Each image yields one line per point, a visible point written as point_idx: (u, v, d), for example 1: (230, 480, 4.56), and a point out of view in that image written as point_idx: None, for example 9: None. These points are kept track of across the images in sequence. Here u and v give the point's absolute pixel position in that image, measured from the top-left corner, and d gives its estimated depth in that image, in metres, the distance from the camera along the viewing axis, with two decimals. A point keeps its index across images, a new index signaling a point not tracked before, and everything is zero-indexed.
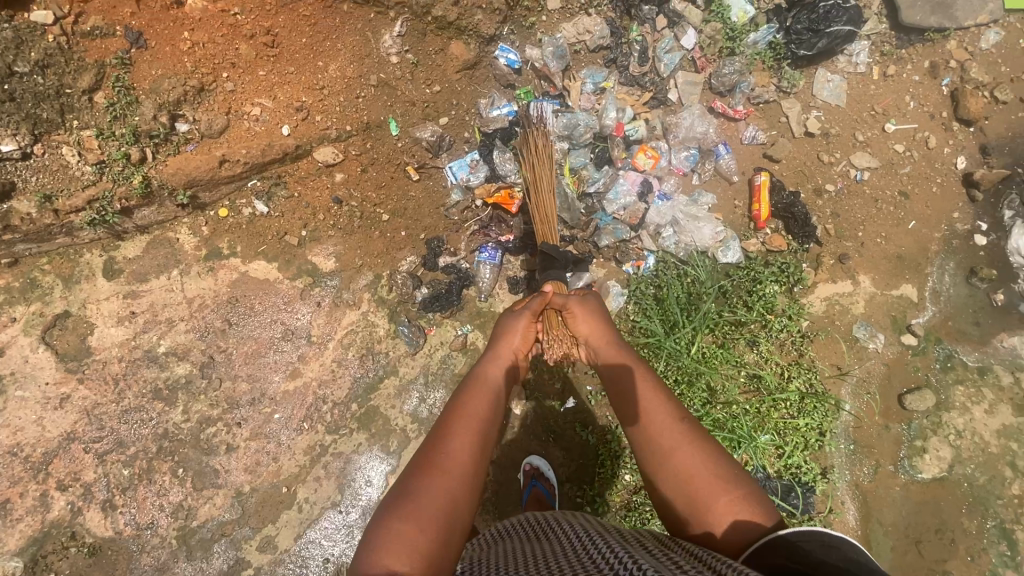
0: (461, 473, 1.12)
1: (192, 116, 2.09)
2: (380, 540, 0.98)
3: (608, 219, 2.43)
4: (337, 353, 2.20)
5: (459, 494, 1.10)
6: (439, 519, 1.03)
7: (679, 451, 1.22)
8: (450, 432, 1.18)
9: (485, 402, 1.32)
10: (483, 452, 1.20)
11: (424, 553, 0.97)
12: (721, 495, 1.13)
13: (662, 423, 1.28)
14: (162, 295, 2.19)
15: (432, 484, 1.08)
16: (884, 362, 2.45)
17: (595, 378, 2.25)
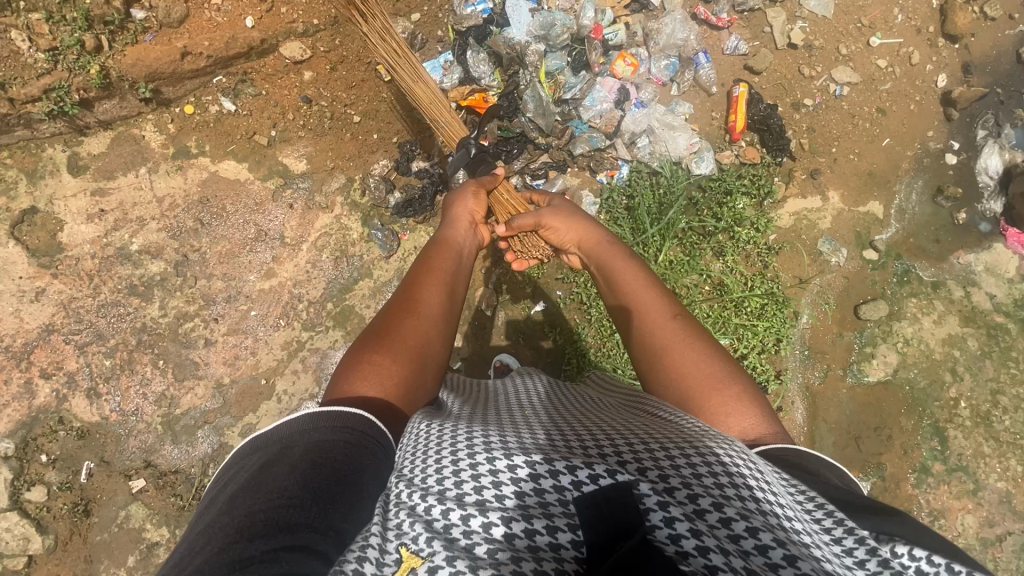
0: (433, 318, 1.18)
1: (149, 3, 1.99)
2: (356, 365, 1.04)
3: (584, 127, 2.40)
4: (312, 254, 2.23)
5: (431, 335, 1.15)
6: (413, 348, 1.10)
7: (677, 348, 1.19)
8: (420, 286, 1.25)
9: (454, 264, 1.38)
10: (452, 303, 1.26)
11: (402, 375, 1.04)
12: (717, 394, 1.09)
13: (659, 320, 1.25)
14: (131, 194, 2.17)
15: (407, 324, 1.14)
16: (845, 275, 2.55)
17: (564, 284, 2.35)
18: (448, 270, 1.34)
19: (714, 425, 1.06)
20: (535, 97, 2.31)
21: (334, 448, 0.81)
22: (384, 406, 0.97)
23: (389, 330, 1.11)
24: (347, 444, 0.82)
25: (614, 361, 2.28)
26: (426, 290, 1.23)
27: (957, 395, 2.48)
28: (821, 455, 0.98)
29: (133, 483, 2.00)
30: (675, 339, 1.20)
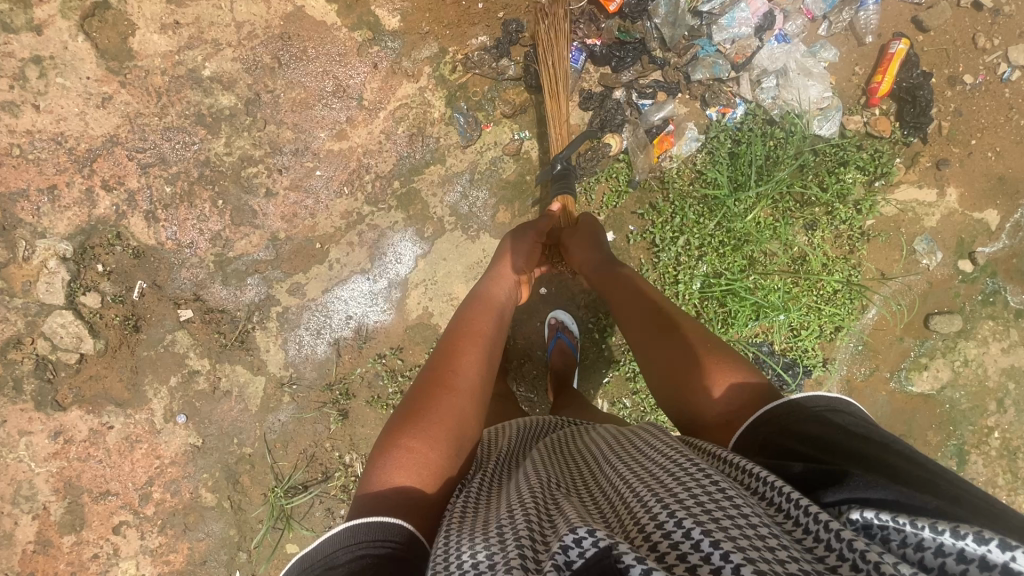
0: (468, 392, 1.23)
1: None
2: (393, 448, 1.06)
3: (710, 50, 2.13)
4: (388, 125, 2.09)
5: (467, 411, 1.20)
6: (445, 426, 1.13)
7: (660, 338, 1.38)
8: (456, 355, 1.31)
9: (489, 325, 1.48)
10: (486, 375, 1.32)
11: (436, 462, 1.06)
12: (703, 365, 1.23)
13: (643, 315, 1.48)
14: (209, 11, 1.98)
15: (443, 399, 1.18)
16: (929, 281, 2.38)
17: (639, 221, 2.20)
18: (484, 338, 1.41)
19: (707, 395, 1.18)
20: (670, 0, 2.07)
21: (379, 558, 0.85)
22: (417, 498, 0.99)
23: (426, 405, 1.16)
24: (390, 555, 0.86)
25: None
26: (460, 361, 1.30)
27: (994, 424, 2.43)
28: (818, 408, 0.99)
29: (182, 312, 2.05)
30: (658, 333, 1.40)
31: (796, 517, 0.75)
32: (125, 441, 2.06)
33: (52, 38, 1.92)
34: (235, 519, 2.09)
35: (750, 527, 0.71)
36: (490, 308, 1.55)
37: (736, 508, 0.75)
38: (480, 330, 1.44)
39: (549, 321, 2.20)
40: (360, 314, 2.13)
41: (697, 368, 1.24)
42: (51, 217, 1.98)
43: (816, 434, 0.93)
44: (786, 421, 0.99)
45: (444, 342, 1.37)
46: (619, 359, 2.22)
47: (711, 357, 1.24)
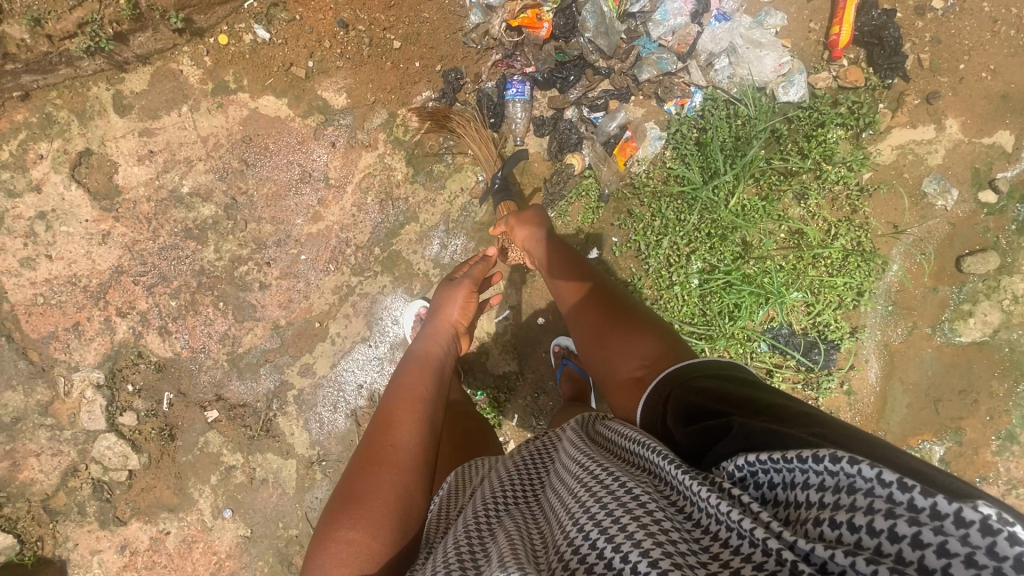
0: (412, 465, 1.18)
1: None
2: (332, 545, 1.01)
3: (652, 48, 2.08)
4: (357, 197, 2.16)
5: (414, 484, 1.15)
6: (389, 506, 1.09)
7: (600, 302, 1.48)
8: (393, 425, 1.26)
9: (426, 386, 1.43)
10: (430, 441, 1.27)
11: (382, 546, 1.02)
12: (627, 334, 1.35)
13: (585, 289, 1.56)
14: (176, 134, 2.13)
15: (380, 478, 1.13)
16: (950, 222, 2.20)
17: (621, 230, 2.15)
18: (423, 400, 1.37)
19: (625, 355, 1.31)
20: (596, 12, 2.01)
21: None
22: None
23: (363, 488, 1.11)
24: None
25: (672, 315, 2.12)
26: (398, 429, 1.25)
27: None
28: (723, 367, 1.11)
29: (208, 413, 2.17)
30: (593, 301, 1.50)
31: (688, 494, 0.75)
32: (183, 542, 2.19)
33: (50, 192, 2.11)
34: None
35: (660, 532, 0.68)
36: (427, 365, 1.52)
37: (643, 510, 0.72)
38: (418, 391, 1.39)
39: (553, 349, 2.18)
40: (370, 381, 2.19)
41: (627, 334, 1.35)
42: (80, 351, 2.15)
43: (725, 394, 0.99)
44: (691, 375, 1.11)
45: (379, 412, 1.32)
46: None
47: (644, 327, 1.36)
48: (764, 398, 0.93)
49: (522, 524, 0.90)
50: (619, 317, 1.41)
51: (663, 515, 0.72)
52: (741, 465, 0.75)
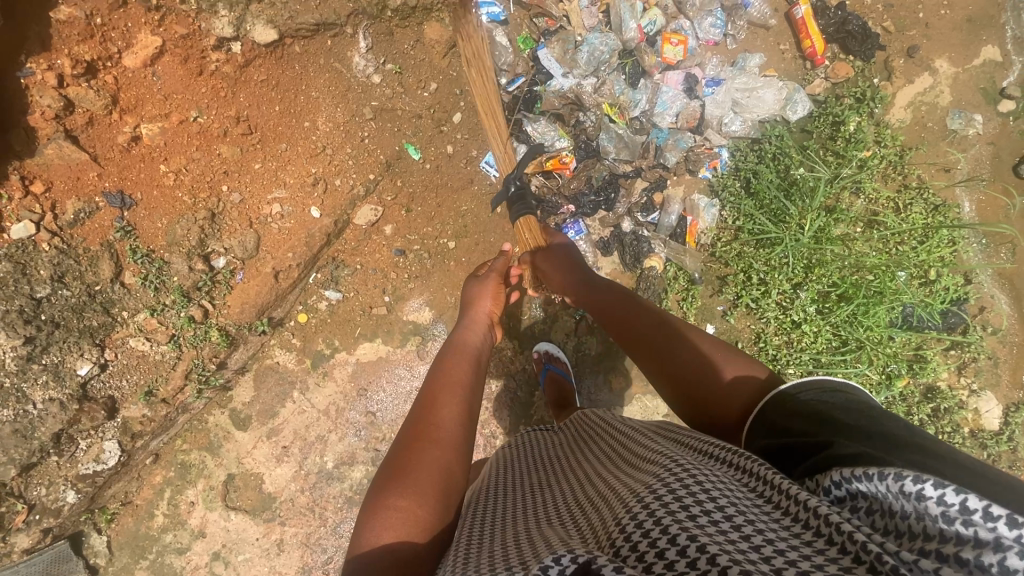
0: (453, 444, 1.16)
1: (223, 247, 2.01)
2: (380, 515, 0.98)
3: (666, 134, 2.21)
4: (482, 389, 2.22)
5: (454, 462, 1.13)
6: (436, 486, 1.06)
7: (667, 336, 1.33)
8: (437, 402, 1.24)
9: (468, 366, 1.43)
10: (471, 421, 1.25)
11: (426, 521, 1.00)
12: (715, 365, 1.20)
13: (646, 330, 1.40)
14: (299, 419, 2.19)
15: (425, 454, 1.10)
16: (988, 141, 2.32)
17: (724, 297, 2.22)
18: (465, 381, 1.36)
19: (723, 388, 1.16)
20: (612, 135, 2.15)
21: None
22: (411, 555, 0.94)
23: (409, 461, 1.09)
24: None
25: (809, 348, 2.15)
26: (442, 404, 1.23)
27: None
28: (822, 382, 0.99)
29: None
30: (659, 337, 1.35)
31: (776, 497, 0.74)
32: None
33: (214, 530, 2.14)
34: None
35: (746, 521, 0.67)
36: (465, 349, 1.51)
37: (714, 500, 0.72)
38: (461, 377, 1.37)
39: (536, 353, 2.19)
40: None
41: (714, 376, 1.18)
42: None
43: (822, 413, 0.92)
44: (798, 400, 0.98)
45: (428, 389, 1.30)
46: None
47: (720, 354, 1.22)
48: (865, 416, 0.86)
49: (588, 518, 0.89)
50: (701, 353, 1.25)
51: (742, 508, 0.71)
52: (840, 482, 0.73)
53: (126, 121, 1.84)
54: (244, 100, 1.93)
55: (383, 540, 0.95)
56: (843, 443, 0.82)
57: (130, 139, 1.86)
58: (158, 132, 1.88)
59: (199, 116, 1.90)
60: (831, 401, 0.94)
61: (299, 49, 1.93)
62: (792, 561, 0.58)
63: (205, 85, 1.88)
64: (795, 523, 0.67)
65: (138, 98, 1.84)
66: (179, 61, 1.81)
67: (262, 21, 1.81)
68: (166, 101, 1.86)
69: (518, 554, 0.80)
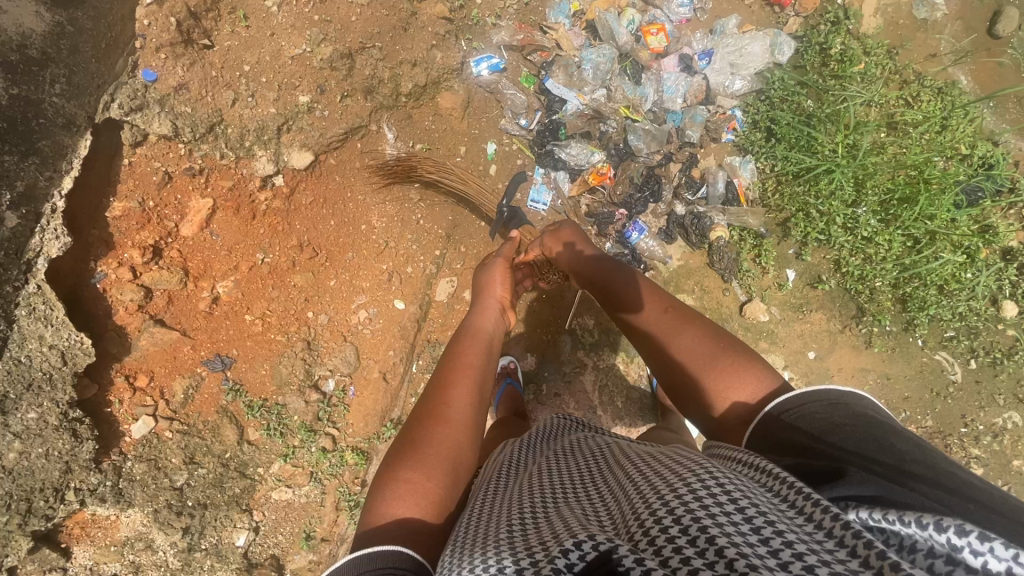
0: (463, 425, 1.18)
1: (327, 370, 2.01)
2: (392, 491, 1.02)
3: (682, 115, 2.30)
4: (610, 409, 2.23)
5: (462, 443, 1.15)
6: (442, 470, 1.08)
7: (674, 327, 1.27)
8: (447, 384, 1.26)
9: (480, 351, 1.42)
10: (481, 400, 1.27)
11: (435, 491, 1.03)
12: (716, 366, 1.13)
13: (652, 322, 1.34)
14: None
15: (435, 436, 1.13)
16: (956, 18, 2.47)
17: (791, 240, 2.29)
18: (478, 366, 1.36)
19: (717, 396, 1.10)
20: (638, 133, 2.23)
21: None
22: (421, 529, 0.97)
23: (421, 442, 1.12)
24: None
25: (889, 257, 2.20)
26: (454, 386, 1.26)
27: None
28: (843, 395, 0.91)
29: None
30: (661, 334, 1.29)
31: (805, 508, 0.65)
32: None
33: None
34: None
35: (770, 519, 0.60)
36: (478, 334, 1.50)
37: (733, 496, 0.65)
38: (472, 360, 1.36)
39: None
40: None
41: (717, 368, 1.12)
42: None
43: (840, 438, 0.84)
44: (805, 406, 0.92)
45: (442, 370, 1.32)
46: (912, 321, 2.22)
47: (725, 352, 1.14)
48: (890, 449, 0.78)
49: (592, 497, 0.84)
50: (706, 344, 1.19)
51: (767, 509, 0.63)
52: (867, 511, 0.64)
53: (202, 287, 1.86)
54: (300, 227, 1.96)
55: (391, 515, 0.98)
56: (867, 477, 0.74)
57: (211, 301, 1.87)
58: (234, 285, 1.89)
59: (266, 257, 1.92)
60: (837, 415, 0.88)
61: (335, 160, 1.99)
62: (809, 553, 0.54)
63: (262, 226, 1.91)
64: (818, 529, 0.61)
65: (206, 262, 1.86)
66: (232, 212, 1.86)
67: (298, 147, 1.87)
68: (231, 255, 1.88)
69: (518, 532, 0.74)
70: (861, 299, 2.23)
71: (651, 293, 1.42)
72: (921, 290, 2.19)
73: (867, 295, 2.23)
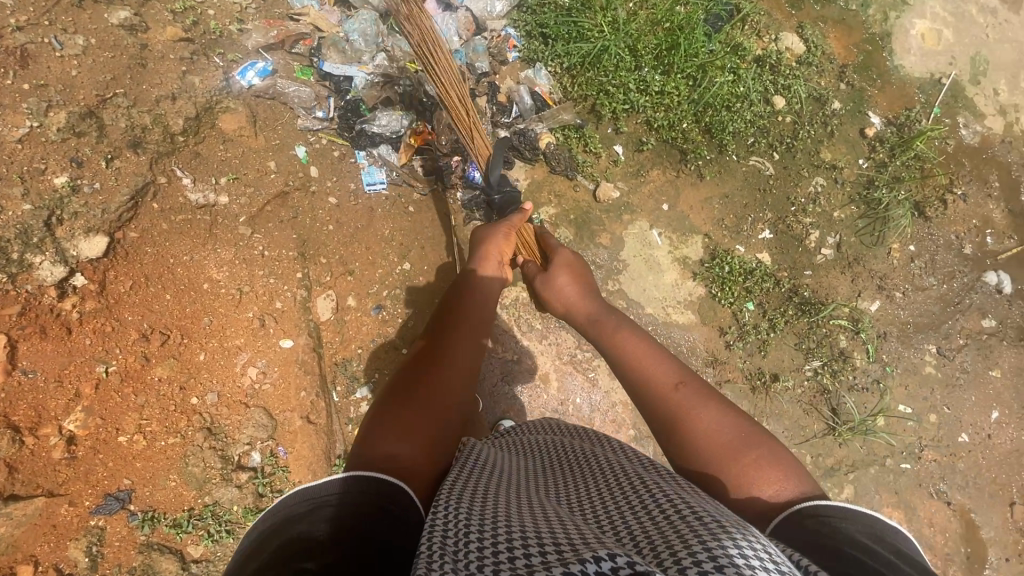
0: (445, 400, 1.15)
1: (244, 444, 1.80)
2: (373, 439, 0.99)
3: (465, 50, 2.38)
4: (534, 335, 2.29)
5: (442, 413, 1.12)
6: (431, 427, 1.08)
7: (691, 407, 1.15)
8: (435, 354, 1.27)
9: (471, 335, 1.39)
10: (463, 381, 1.24)
11: (409, 448, 0.98)
12: (740, 455, 1.04)
13: (662, 398, 1.21)
14: None
15: (418, 401, 1.12)
16: None
17: (605, 120, 2.51)
18: (466, 348, 1.32)
19: (735, 481, 1.00)
20: None
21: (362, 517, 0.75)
22: (392, 467, 0.91)
23: (411, 399, 1.12)
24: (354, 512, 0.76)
25: (682, 99, 2.51)
26: (449, 348, 1.29)
27: None
28: (864, 519, 0.83)
29: None
30: (675, 415, 1.16)
31: None
32: None
33: None
34: (869, 457, 2.49)
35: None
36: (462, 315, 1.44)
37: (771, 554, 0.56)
38: (460, 330, 1.38)
39: None
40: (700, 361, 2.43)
41: (739, 460, 1.03)
42: None
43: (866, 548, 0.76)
44: (817, 517, 0.85)
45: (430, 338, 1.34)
46: (723, 141, 2.57)
47: (743, 443, 1.05)
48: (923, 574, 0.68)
49: (623, 511, 0.75)
50: (719, 428, 1.10)
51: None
52: None
53: (46, 434, 1.55)
54: (132, 317, 1.71)
55: (381, 450, 0.95)
56: None
57: (66, 445, 1.57)
58: (86, 415, 1.61)
59: (109, 366, 1.65)
60: (858, 534, 0.79)
61: (136, 232, 1.73)
62: None
63: (85, 336, 1.63)
64: None
65: (36, 406, 1.55)
66: (38, 337, 1.57)
67: (84, 233, 1.63)
68: (63, 383, 1.59)
69: (542, 527, 0.66)
70: (681, 142, 2.51)
71: (665, 363, 1.28)
72: (717, 114, 2.53)
73: (682, 137, 2.53)
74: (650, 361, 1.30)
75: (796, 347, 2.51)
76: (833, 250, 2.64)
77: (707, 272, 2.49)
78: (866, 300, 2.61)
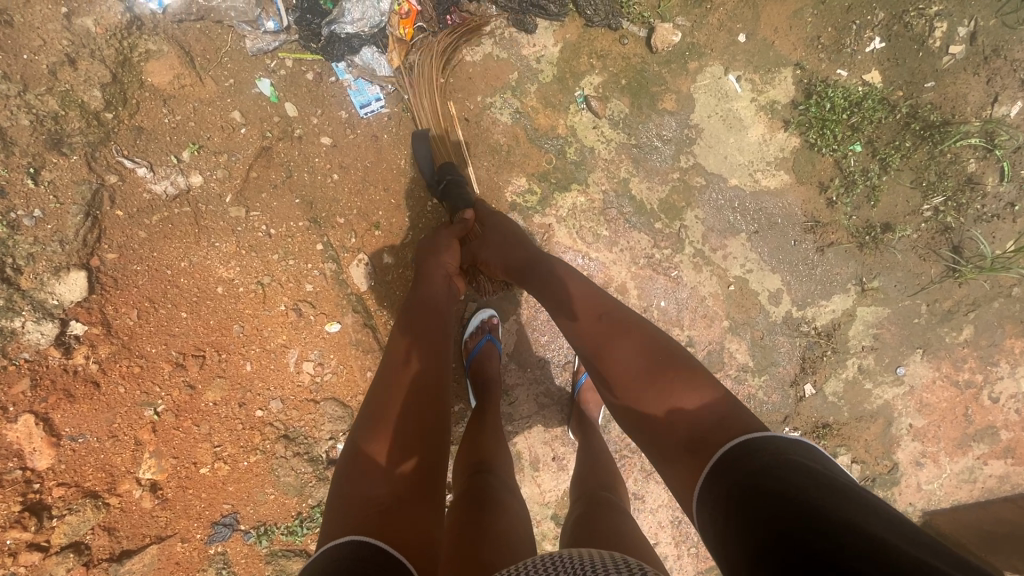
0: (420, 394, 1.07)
1: (326, 439, 1.67)
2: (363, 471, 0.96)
3: None
4: (601, 244, 1.94)
5: (423, 411, 1.05)
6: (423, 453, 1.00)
7: (620, 346, 1.11)
8: (403, 348, 1.16)
9: (438, 315, 1.27)
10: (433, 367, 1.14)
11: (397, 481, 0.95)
12: (674, 381, 1.01)
13: (584, 329, 1.18)
14: (533, 433, 2.02)
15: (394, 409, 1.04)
16: None
17: None
18: (430, 332, 1.21)
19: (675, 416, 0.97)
20: None
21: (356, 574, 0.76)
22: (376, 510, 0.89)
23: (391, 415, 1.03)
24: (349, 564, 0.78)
25: None
26: (416, 340, 1.18)
27: None
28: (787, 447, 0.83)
29: (809, 390, 2.14)
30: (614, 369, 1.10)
31: None
32: (925, 411, 2.24)
33: None
34: (994, 291, 2.19)
35: None
36: (427, 299, 1.31)
37: None
38: (436, 323, 1.25)
39: None
40: (796, 228, 2.06)
41: (670, 386, 1.00)
42: None
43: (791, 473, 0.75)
44: (753, 454, 0.81)
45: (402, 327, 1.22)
46: None
47: (682, 372, 1.01)
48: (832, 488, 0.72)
49: None
50: (643, 359, 1.07)
51: None
52: None
53: (127, 490, 1.43)
54: (156, 348, 1.46)
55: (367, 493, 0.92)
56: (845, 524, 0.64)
57: (153, 494, 1.46)
58: (157, 460, 1.46)
59: (158, 406, 1.46)
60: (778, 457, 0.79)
61: (113, 251, 1.40)
62: None
63: (116, 384, 1.41)
64: None
65: (103, 466, 1.41)
66: (66, 401, 1.35)
67: (54, 275, 1.31)
68: (119, 437, 1.42)
69: None
70: None
71: (583, 297, 1.24)
72: None
73: None
74: (583, 302, 1.23)
75: (913, 185, 2.08)
76: (965, 45, 2.02)
77: (801, 117, 1.98)
78: (1006, 103, 2.05)
